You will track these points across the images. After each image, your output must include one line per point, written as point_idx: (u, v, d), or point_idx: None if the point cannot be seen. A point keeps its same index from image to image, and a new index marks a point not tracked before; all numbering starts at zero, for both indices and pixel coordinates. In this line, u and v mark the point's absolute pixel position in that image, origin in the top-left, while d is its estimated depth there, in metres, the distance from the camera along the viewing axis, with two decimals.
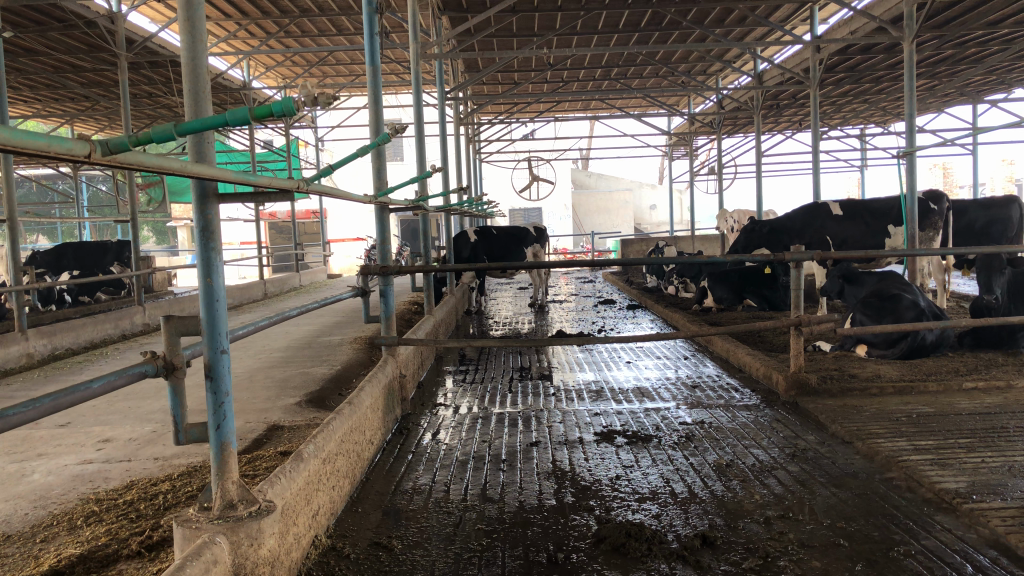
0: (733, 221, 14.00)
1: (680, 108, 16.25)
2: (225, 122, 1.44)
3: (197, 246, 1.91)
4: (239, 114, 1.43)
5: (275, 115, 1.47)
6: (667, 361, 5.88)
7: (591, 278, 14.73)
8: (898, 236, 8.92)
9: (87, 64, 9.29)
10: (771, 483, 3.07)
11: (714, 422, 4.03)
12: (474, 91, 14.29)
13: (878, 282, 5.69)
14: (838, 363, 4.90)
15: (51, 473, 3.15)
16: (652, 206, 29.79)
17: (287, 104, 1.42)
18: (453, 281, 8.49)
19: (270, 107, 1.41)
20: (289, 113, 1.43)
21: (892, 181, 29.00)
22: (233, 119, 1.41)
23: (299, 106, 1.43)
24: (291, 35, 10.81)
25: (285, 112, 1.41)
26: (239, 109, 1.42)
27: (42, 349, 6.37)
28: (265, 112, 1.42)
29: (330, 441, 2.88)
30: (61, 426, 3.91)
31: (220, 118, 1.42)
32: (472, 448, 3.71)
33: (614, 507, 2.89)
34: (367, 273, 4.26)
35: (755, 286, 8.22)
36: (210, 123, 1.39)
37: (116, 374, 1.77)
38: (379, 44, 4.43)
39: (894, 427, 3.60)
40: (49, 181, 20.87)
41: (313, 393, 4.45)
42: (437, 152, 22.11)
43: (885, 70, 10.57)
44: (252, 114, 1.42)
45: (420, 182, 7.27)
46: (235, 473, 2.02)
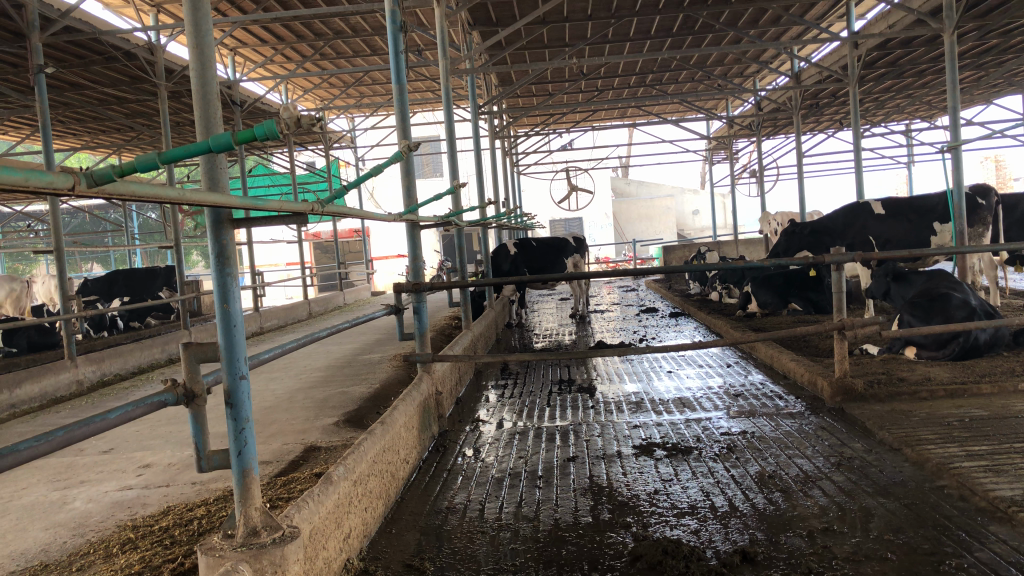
0: (776, 223, 13.79)
1: (718, 112, 16.08)
2: (208, 149, 1.44)
3: (213, 271, 1.90)
4: (221, 140, 1.43)
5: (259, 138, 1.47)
6: (710, 370, 5.76)
7: (634, 286, 14.63)
8: (945, 234, 8.57)
9: (130, 95, 9.51)
10: (814, 494, 2.97)
11: (758, 431, 3.92)
12: (510, 105, 14.33)
13: (926, 281, 5.51)
14: (885, 366, 4.75)
15: (91, 501, 3.18)
16: (695, 211, 29.55)
17: (269, 127, 1.43)
18: (493, 295, 8.47)
19: (252, 131, 1.41)
20: (271, 137, 1.44)
21: (942, 176, 28.32)
22: (216, 145, 1.41)
23: (281, 128, 1.44)
24: (325, 57, 10.96)
25: (268, 135, 1.42)
26: (221, 136, 1.42)
27: (91, 375, 6.50)
28: (248, 137, 1.43)
29: (362, 462, 2.85)
30: (104, 452, 3.97)
31: (202, 146, 1.41)
32: (509, 464, 3.66)
33: (652, 523, 2.81)
34: (399, 290, 4.23)
35: (800, 289, 8.02)
36: (193, 151, 1.39)
37: (133, 404, 1.76)
38: (404, 61, 4.41)
39: (946, 432, 3.46)
40: (102, 210, 21.42)
41: (351, 412, 4.45)
42: (474, 166, 22.21)
43: (927, 63, 10.31)
44: (234, 140, 1.42)
45: (454, 196, 7.13)
46: (258, 500, 2.00)
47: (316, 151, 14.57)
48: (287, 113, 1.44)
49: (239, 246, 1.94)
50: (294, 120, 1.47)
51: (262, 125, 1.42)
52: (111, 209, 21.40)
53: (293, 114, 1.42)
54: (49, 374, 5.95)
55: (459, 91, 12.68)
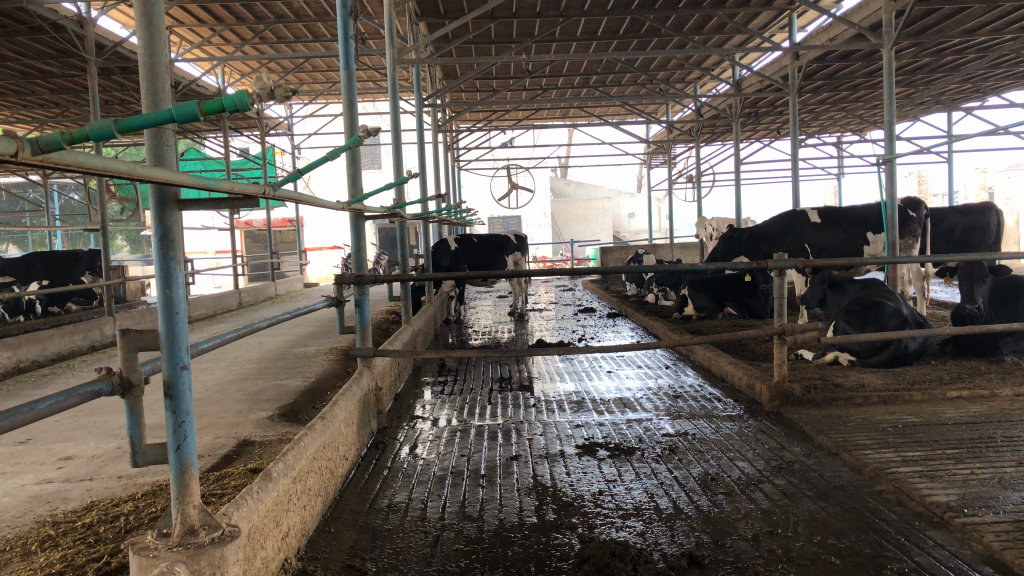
0: (711, 229, 14.04)
1: (658, 116, 16.29)
2: (170, 118, 1.34)
3: (155, 255, 1.79)
4: (184, 109, 1.33)
5: (226, 111, 1.38)
6: (649, 371, 5.79)
7: (571, 286, 14.72)
8: (877, 244, 8.82)
9: (56, 70, 9.09)
10: (757, 497, 2.99)
11: (698, 433, 3.95)
12: (453, 99, 14.23)
13: (860, 290, 5.64)
14: (820, 371, 4.85)
15: (7, 494, 3.00)
16: (631, 214, 29.91)
17: (240, 97, 1.34)
18: (432, 290, 8.38)
19: (221, 101, 1.33)
20: (241, 107, 1.36)
21: (869, 189, 29.29)
22: (181, 114, 1.32)
23: (251, 101, 1.35)
24: (265, 41, 10.69)
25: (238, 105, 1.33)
26: (185, 105, 1.33)
27: (6, 361, 6.19)
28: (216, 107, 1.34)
29: (301, 459, 2.75)
30: (20, 443, 3.76)
31: (165, 115, 1.32)
32: (450, 463, 3.59)
33: (597, 524, 2.78)
34: (341, 281, 4.12)
35: (736, 295, 8.19)
36: (155, 120, 1.29)
37: (66, 394, 1.65)
38: (353, 47, 4.30)
39: (881, 438, 3.53)
40: (20, 189, 20.52)
41: (287, 406, 4.32)
42: (414, 160, 22.04)
43: (862, 77, 10.62)
44: (201, 110, 1.33)
45: (398, 188, 7.00)
46: (196, 497, 1.90)
47: (251, 137, 14.22)
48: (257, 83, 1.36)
49: (184, 229, 1.83)
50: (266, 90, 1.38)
51: (232, 94, 1.33)
52: (31, 188, 20.51)
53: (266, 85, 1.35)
54: None
55: (402, 83, 12.53)
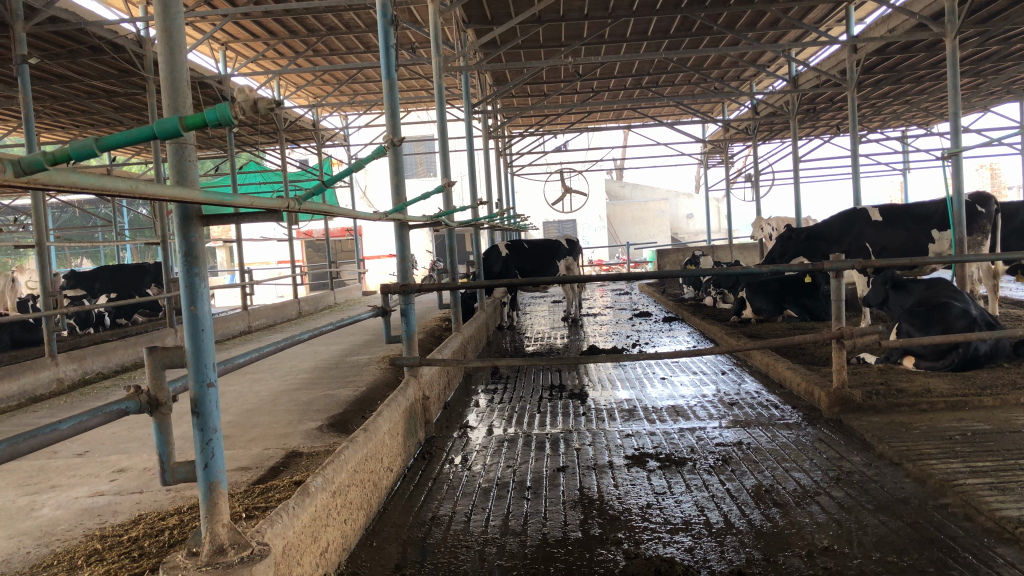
0: (771, 229, 13.74)
1: (714, 115, 16.02)
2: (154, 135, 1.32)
3: (180, 271, 1.78)
4: (167, 125, 1.32)
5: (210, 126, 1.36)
6: (704, 377, 5.65)
7: (627, 289, 14.57)
8: (943, 242, 8.50)
9: (118, 88, 9.35)
10: (813, 511, 2.85)
11: (754, 442, 3.81)
12: (505, 104, 14.22)
13: (925, 291, 5.40)
14: (884, 376, 4.65)
15: (60, 507, 3.05)
16: (689, 215, 29.53)
17: (222, 111, 1.31)
18: (484, 297, 8.37)
19: (203, 115, 1.31)
20: (224, 123, 1.33)
21: (938, 184, 28.36)
22: (162, 130, 1.30)
23: (234, 113, 1.33)
24: (317, 53, 10.83)
25: (220, 120, 1.31)
26: (167, 121, 1.31)
27: (72, 374, 6.36)
28: (199, 122, 1.32)
29: (341, 472, 2.73)
30: (78, 455, 3.83)
31: (147, 131, 1.30)
32: (496, 474, 3.54)
33: (644, 540, 2.69)
34: (387, 291, 4.10)
35: (795, 295, 7.97)
36: (138, 137, 1.28)
37: (89, 414, 1.64)
38: (394, 55, 4.27)
39: (948, 447, 3.35)
40: (91, 205, 21.27)
41: (336, 416, 4.32)
42: (468, 166, 22.13)
43: (926, 69, 10.25)
44: (183, 125, 1.31)
45: (446, 195, 6.97)
46: (226, 516, 1.88)
47: (307, 148, 14.41)
48: (241, 98, 1.33)
49: (209, 245, 1.81)
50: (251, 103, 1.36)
51: (214, 109, 1.31)
52: (101, 204, 21.22)
53: (249, 100, 1.32)
54: (28, 373, 5.80)
55: (452, 90, 12.56)
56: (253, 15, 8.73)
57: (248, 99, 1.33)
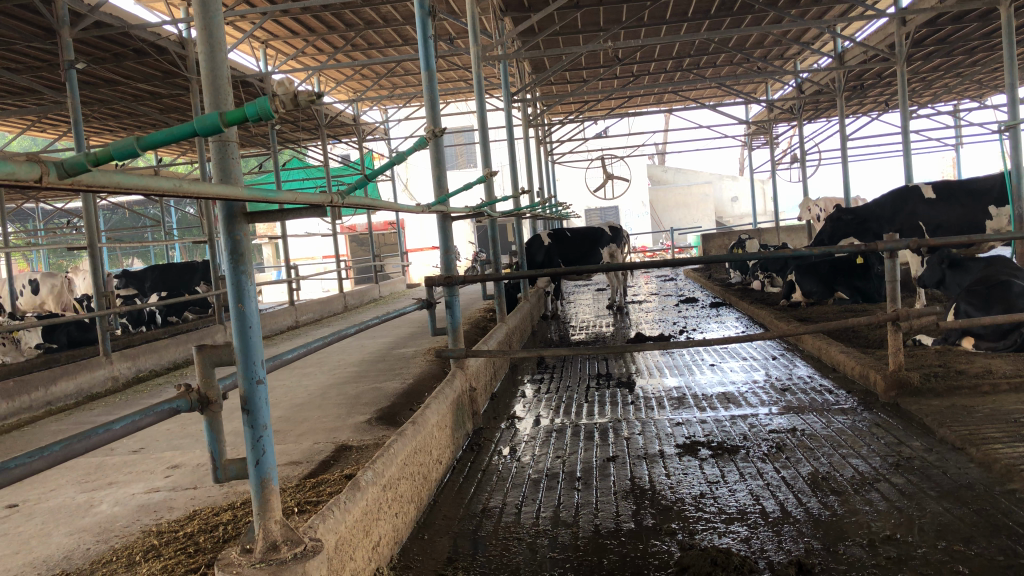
0: (819, 210, 13.47)
1: (757, 95, 15.75)
2: (196, 132, 1.30)
3: (227, 269, 1.78)
4: (207, 121, 1.29)
5: (250, 121, 1.33)
6: (754, 363, 5.55)
7: (672, 275, 14.43)
8: (1001, 218, 8.22)
9: (162, 90, 9.48)
10: (873, 499, 2.77)
11: (808, 429, 3.73)
12: (544, 92, 14.14)
13: (984, 268, 5.24)
14: (942, 358, 4.52)
15: (117, 504, 3.10)
16: (734, 198, 29.14)
17: (262, 106, 1.29)
18: (528, 286, 8.35)
19: (242, 111, 1.29)
20: (264, 118, 1.31)
21: (992, 159, 27.57)
22: (202, 127, 1.28)
23: (274, 107, 1.30)
24: (356, 48, 10.87)
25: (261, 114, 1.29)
26: (207, 117, 1.29)
27: (126, 371, 6.49)
28: (239, 117, 1.29)
29: (392, 466, 2.72)
30: (133, 452, 3.90)
31: (188, 128, 1.28)
32: (546, 464, 3.51)
33: (698, 530, 2.64)
34: (431, 283, 4.08)
35: (846, 277, 7.79)
36: (178, 134, 1.26)
37: (142, 413, 1.65)
38: (432, 46, 4.24)
39: (1012, 430, 3.24)
40: (141, 206, 21.73)
41: (384, 409, 4.33)
42: (508, 156, 22.09)
43: (980, 40, 9.93)
44: (223, 120, 1.29)
45: (487, 186, 6.93)
46: (278, 512, 1.88)
47: (349, 144, 14.49)
48: (282, 91, 1.31)
49: (254, 242, 1.81)
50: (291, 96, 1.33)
51: (253, 103, 1.28)
52: (150, 205, 21.63)
53: (290, 92, 1.30)
54: (85, 371, 5.94)
55: (491, 80, 12.51)
56: (292, 11, 8.78)
57: (288, 93, 1.31)
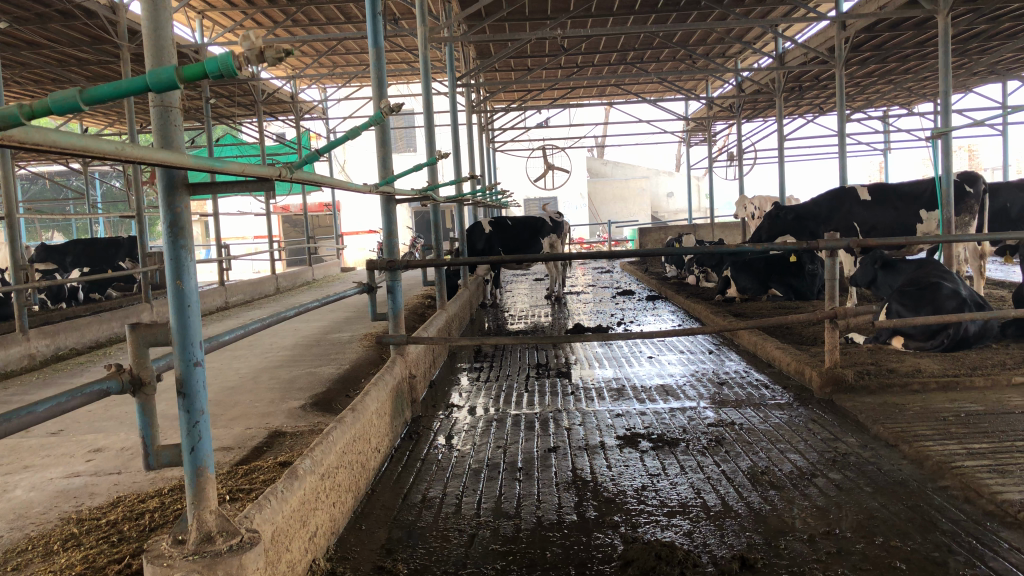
0: (754, 207, 13.74)
1: (697, 92, 15.98)
2: (148, 87, 1.20)
3: (165, 243, 1.67)
4: (161, 76, 1.19)
5: (209, 77, 1.22)
6: (691, 356, 5.61)
7: (609, 267, 14.57)
8: (931, 222, 8.49)
9: (90, 56, 9.06)
10: (811, 493, 2.80)
11: (746, 423, 3.76)
12: (487, 78, 14.06)
13: (915, 270, 5.39)
14: (873, 356, 4.63)
15: (33, 489, 2.93)
16: (670, 193, 29.59)
17: (223, 62, 1.19)
18: (468, 273, 8.27)
19: (202, 66, 1.18)
20: (227, 75, 1.22)
21: (917, 165, 28.59)
22: (156, 82, 1.18)
23: (237, 65, 1.20)
24: (297, 23, 10.59)
25: (223, 71, 1.19)
26: (162, 71, 1.18)
27: (45, 350, 6.19)
28: (197, 73, 1.19)
29: (330, 454, 2.63)
30: (52, 434, 3.70)
31: (139, 83, 1.18)
32: (486, 455, 3.46)
33: (641, 523, 2.63)
34: (372, 267, 3.97)
35: (780, 275, 7.93)
36: (125, 89, 1.15)
37: (69, 395, 1.54)
38: (382, 23, 4.12)
39: (943, 429, 3.32)
40: (64, 177, 20.86)
41: (320, 394, 4.22)
42: (449, 142, 21.94)
43: (913, 48, 10.22)
44: (180, 76, 1.18)
45: (430, 170, 6.79)
46: (213, 501, 1.79)
47: (286, 122, 14.12)
48: (246, 47, 1.21)
49: (195, 217, 1.71)
50: (256, 54, 1.23)
51: (213, 58, 1.18)
52: (73, 177, 20.76)
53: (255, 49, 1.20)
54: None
55: (435, 64, 12.35)
56: None
57: (255, 47, 1.20)
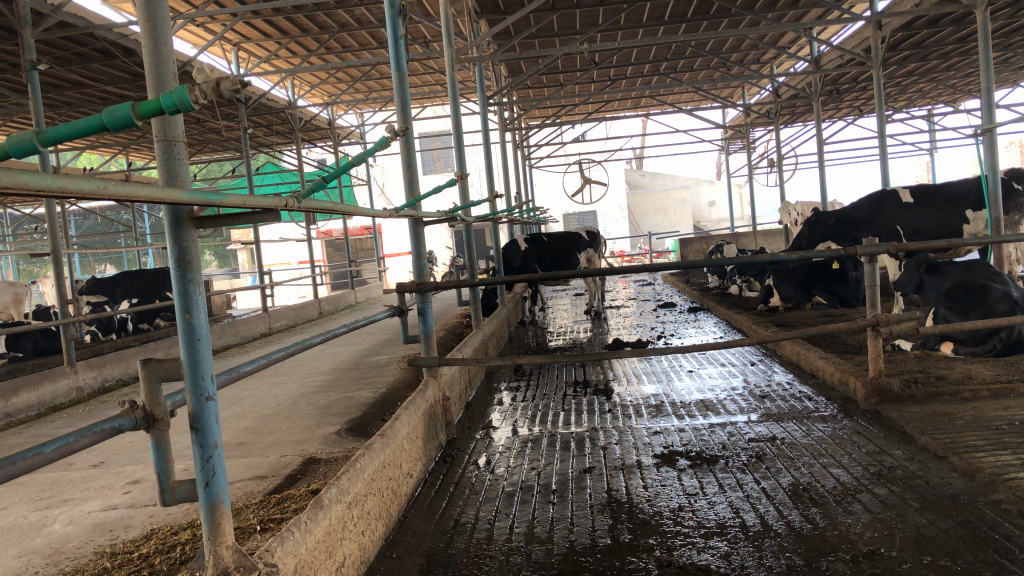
0: (796, 214, 13.53)
1: (734, 100, 15.84)
2: (106, 125, 1.21)
3: (174, 278, 1.67)
4: (118, 114, 1.20)
5: (166, 111, 1.23)
6: (733, 369, 5.50)
7: (651, 279, 14.43)
8: (978, 222, 8.25)
9: (130, 91, 9.29)
10: (855, 510, 2.70)
11: (788, 437, 3.65)
12: (520, 96, 14.10)
13: (962, 273, 5.21)
14: (920, 363, 4.48)
15: (71, 523, 2.96)
16: (711, 202, 29.32)
17: (179, 95, 1.21)
18: (505, 291, 8.25)
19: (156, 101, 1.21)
20: (184, 110, 1.24)
21: (966, 164, 27.91)
22: (112, 120, 1.19)
23: (192, 98, 1.21)
24: (330, 50, 10.74)
25: (179, 105, 1.22)
26: (117, 109, 1.19)
27: (92, 381, 6.30)
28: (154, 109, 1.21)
29: (357, 481, 2.60)
30: (93, 466, 3.75)
31: (96, 122, 1.19)
32: (520, 477, 3.40)
33: (677, 546, 2.55)
34: (403, 290, 3.95)
35: (824, 282, 7.77)
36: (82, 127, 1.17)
37: (82, 433, 1.54)
38: (402, 46, 4.13)
39: (995, 438, 3.18)
40: (113, 211, 21.38)
41: (355, 419, 4.22)
42: (486, 161, 22.07)
43: (954, 44, 9.99)
44: (136, 112, 1.20)
45: (462, 190, 6.77)
46: (229, 536, 1.78)
47: (324, 148, 14.30)
48: (201, 78, 1.23)
49: (203, 251, 1.70)
50: (214, 86, 1.25)
51: (169, 92, 1.20)
52: (122, 210, 21.26)
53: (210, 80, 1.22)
54: (47, 381, 5.74)
55: (467, 84, 12.40)
56: (263, 13, 8.63)
57: (209, 82, 1.23)
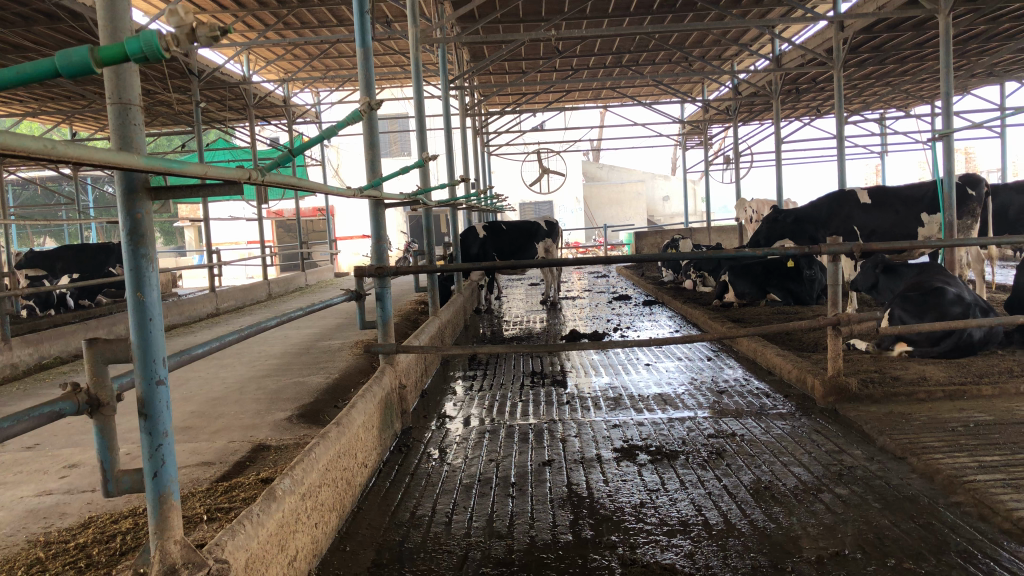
0: (751, 211, 13.64)
1: (694, 95, 15.91)
2: (57, 70, 1.10)
3: (124, 251, 1.54)
4: (73, 57, 1.08)
5: (133, 57, 1.12)
6: (689, 363, 5.49)
7: (605, 271, 14.45)
8: (932, 225, 8.40)
9: None
10: (817, 511, 2.67)
11: (747, 434, 3.63)
12: (481, 81, 13.96)
13: (917, 274, 5.29)
14: (876, 363, 4.51)
15: (1, 508, 2.79)
16: (665, 197, 29.44)
17: (148, 40, 1.09)
18: (461, 279, 8.16)
19: (121, 46, 1.09)
20: (152, 58, 1.12)
21: (914, 168, 28.55)
22: (66, 64, 1.08)
23: (163, 43, 1.10)
24: (288, 26, 10.47)
25: (146, 52, 1.10)
26: (73, 51, 1.08)
27: (28, 359, 6.03)
28: (116, 53, 1.10)
29: (312, 472, 2.49)
30: (26, 449, 3.56)
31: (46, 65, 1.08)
32: (477, 469, 3.32)
33: (639, 544, 2.50)
34: (361, 273, 3.82)
35: (779, 279, 7.87)
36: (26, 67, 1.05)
37: (18, 418, 1.41)
38: (369, 22, 3.99)
39: (952, 440, 3.19)
40: (55, 183, 20.66)
41: (307, 405, 4.08)
42: (444, 146, 21.88)
43: (913, 49, 10.13)
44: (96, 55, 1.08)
45: (422, 174, 6.64)
46: (178, 531, 1.67)
47: (278, 126, 13.99)
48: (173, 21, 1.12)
49: (158, 223, 1.58)
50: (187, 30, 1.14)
51: (137, 37, 1.08)
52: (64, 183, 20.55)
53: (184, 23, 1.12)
54: None
55: (428, 66, 12.21)
56: None
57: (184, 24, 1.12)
